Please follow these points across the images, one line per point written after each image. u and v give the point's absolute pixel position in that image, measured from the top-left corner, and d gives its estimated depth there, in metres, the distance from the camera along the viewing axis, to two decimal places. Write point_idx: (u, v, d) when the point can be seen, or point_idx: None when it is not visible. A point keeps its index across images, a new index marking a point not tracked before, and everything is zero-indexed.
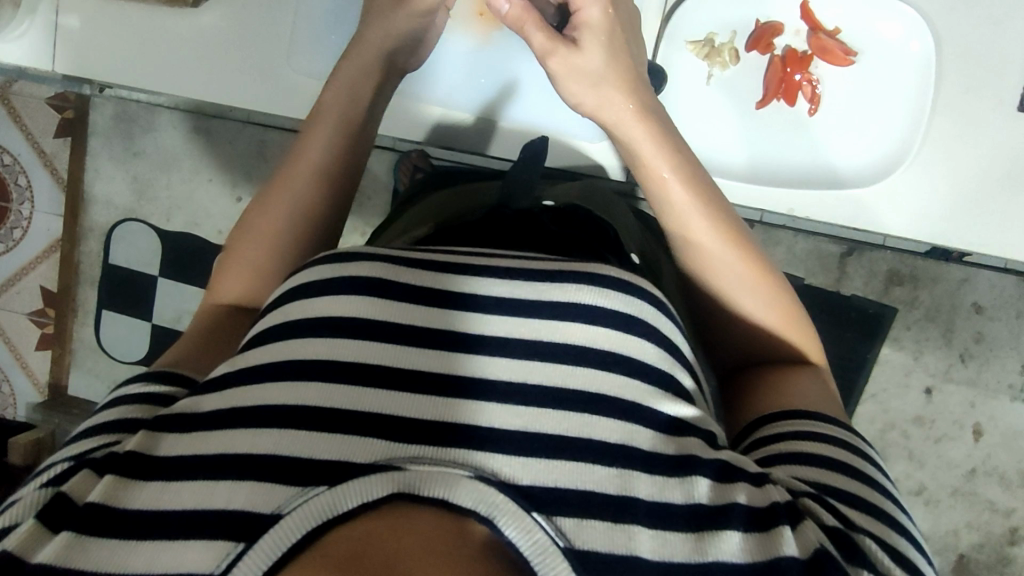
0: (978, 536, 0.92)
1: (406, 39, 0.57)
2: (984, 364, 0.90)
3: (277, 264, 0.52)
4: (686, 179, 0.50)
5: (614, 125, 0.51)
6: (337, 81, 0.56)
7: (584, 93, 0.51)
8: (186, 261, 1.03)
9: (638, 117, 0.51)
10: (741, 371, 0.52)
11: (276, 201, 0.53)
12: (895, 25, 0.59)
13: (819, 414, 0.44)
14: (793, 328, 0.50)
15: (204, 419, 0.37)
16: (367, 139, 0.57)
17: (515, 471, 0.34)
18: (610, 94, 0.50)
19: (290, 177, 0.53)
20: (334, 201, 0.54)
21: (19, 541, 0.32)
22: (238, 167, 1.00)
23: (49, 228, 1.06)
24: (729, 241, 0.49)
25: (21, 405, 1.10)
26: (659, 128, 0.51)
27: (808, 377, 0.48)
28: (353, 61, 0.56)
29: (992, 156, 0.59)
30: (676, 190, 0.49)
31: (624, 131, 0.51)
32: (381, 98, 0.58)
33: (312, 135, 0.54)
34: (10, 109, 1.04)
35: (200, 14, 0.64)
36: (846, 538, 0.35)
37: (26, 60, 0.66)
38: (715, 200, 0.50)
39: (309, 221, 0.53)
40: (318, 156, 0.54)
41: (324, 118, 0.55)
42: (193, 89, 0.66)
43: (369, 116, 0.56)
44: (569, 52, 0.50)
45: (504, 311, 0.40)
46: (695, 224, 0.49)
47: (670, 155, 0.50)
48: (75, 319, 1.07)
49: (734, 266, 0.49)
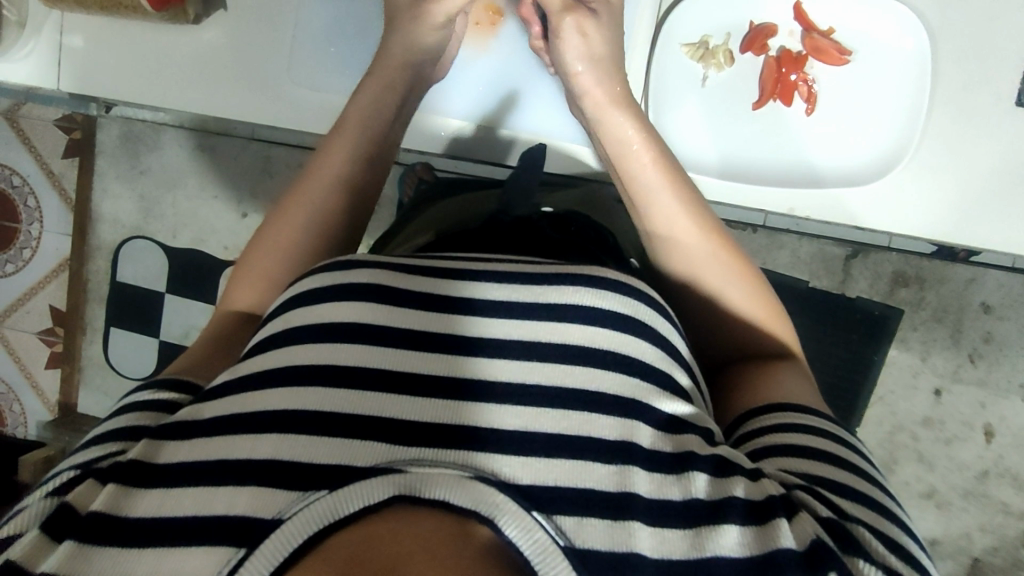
0: (991, 538, 0.91)
1: (424, 52, 0.57)
2: (994, 364, 0.89)
3: (287, 275, 0.52)
4: (664, 175, 0.52)
5: (603, 112, 0.54)
6: (357, 95, 0.57)
7: (584, 79, 0.55)
8: (193, 276, 1.04)
9: (622, 106, 0.54)
10: (725, 368, 0.51)
11: (291, 213, 0.54)
12: (892, 24, 0.59)
13: (808, 407, 0.44)
14: (776, 324, 0.51)
15: (207, 426, 0.37)
16: (388, 155, 0.57)
17: (514, 470, 0.34)
18: (604, 78, 0.54)
19: (307, 188, 0.54)
20: (348, 215, 0.55)
21: (23, 552, 0.32)
22: (244, 183, 1.01)
23: (58, 247, 1.07)
24: (711, 237, 0.51)
25: (32, 423, 1.11)
26: (635, 115, 0.54)
27: (795, 372, 0.48)
28: (374, 76, 0.57)
29: (989, 152, 0.59)
30: (656, 184, 0.52)
31: (609, 125, 0.54)
32: (404, 116, 0.59)
33: (332, 145, 0.55)
34: (18, 130, 1.05)
35: (201, 31, 0.65)
36: (841, 528, 0.35)
37: (31, 79, 0.67)
38: (693, 194, 0.53)
39: (322, 236, 0.54)
40: (336, 169, 0.54)
41: (346, 129, 0.55)
42: (197, 105, 0.67)
43: (390, 131, 0.57)
44: (585, 15, 0.54)
45: (501, 314, 0.40)
46: (677, 216, 0.51)
47: (652, 150, 0.53)
48: (84, 337, 1.08)
49: (719, 262, 0.51)
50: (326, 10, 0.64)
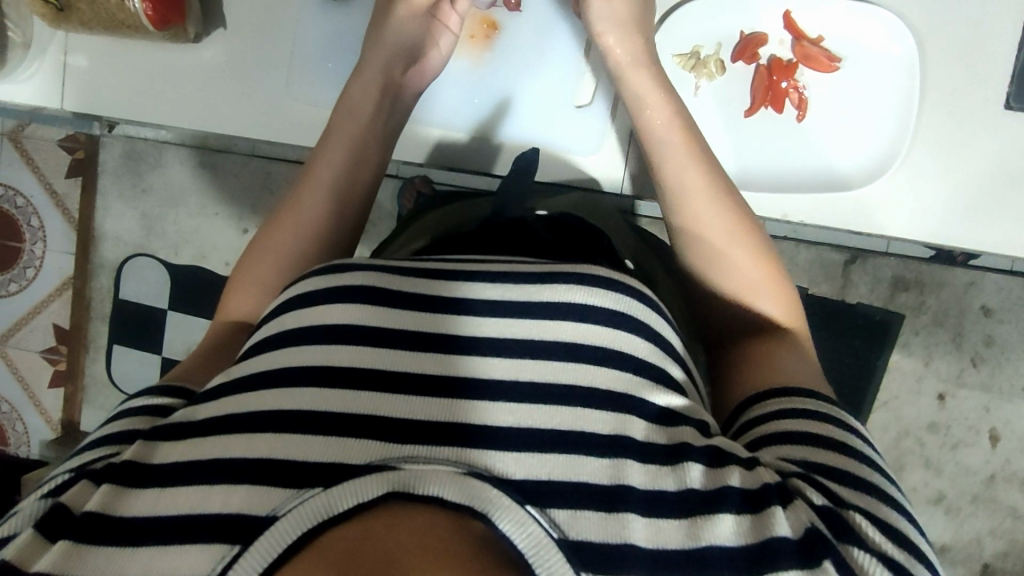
0: (1002, 543, 0.90)
1: (402, 50, 0.59)
2: (997, 368, 0.88)
3: (284, 278, 0.54)
4: (679, 133, 0.54)
5: (625, 68, 0.57)
6: (337, 112, 0.59)
7: (609, 34, 0.57)
8: (195, 292, 1.04)
9: (644, 67, 0.57)
10: (723, 355, 0.52)
11: (291, 216, 0.56)
12: (879, 32, 0.60)
13: (800, 389, 0.44)
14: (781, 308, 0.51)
15: (200, 427, 0.37)
16: (381, 165, 0.59)
17: (507, 465, 0.34)
18: (629, 33, 0.57)
19: (303, 190, 0.56)
20: (344, 215, 0.56)
21: (17, 551, 0.32)
22: (244, 199, 1.02)
23: (61, 266, 1.08)
24: (722, 197, 0.52)
25: (35, 442, 1.11)
26: (654, 75, 0.56)
27: (800, 354, 0.48)
28: (355, 93, 0.58)
29: (978, 153, 0.59)
30: (671, 139, 0.54)
31: (632, 85, 0.57)
32: (392, 132, 0.60)
33: (327, 144, 0.57)
34: (22, 152, 1.07)
35: (201, 48, 0.66)
36: (836, 517, 0.35)
37: (35, 99, 0.68)
38: (705, 153, 0.54)
39: (317, 236, 0.55)
40: (327, 177, 0.56)
41: (337, 128, 0.58)
42: (198, 122, 0.68)
43: (382, 128, 0.59)
44: None
45: (494, 313, 0.40)
46: (688, 173, 0.53)
47: (669, 107, 0.55)
48: (87, 355, 1.09)
49: (726, 226, 0.52)
50: (322, 25, 0.66)
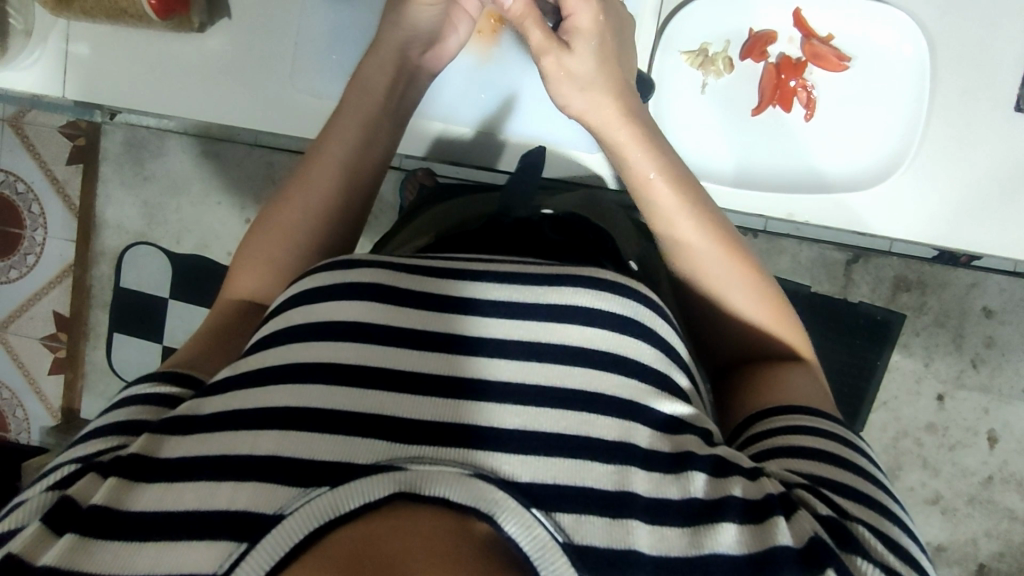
0: (997, 544, 0.91)
1: (416, 36, 0.58)
2: (997, 369, 0.88)
3: (293, 265, 0.54)
4: (668, 181, 0.52)
5: (603, 123, 0.54)
6: (348, 91, 0.58)
7: (573, 96, 0.54)
8: (196, 282, 1.04)
9: (622, 117, 0.53)
10: (728, 368, 0.53)
11: (295, 199, 0.55)
12: (890, 30, 0.59)
13: (802, 406, 0.44)
14: (780, 322, 0.51)
15: (207, 421, 0.37)
16: (389, 144, 0.59)
17: (514, 468, 0.34)
18: (597, 96, 0.53)
19: (311, 172, 0.56)
20: (350, 196, 0.56)
21: (23, 544, 0.32)
22: (246, 188, 1.02)
23: (61, 254, 1.08)
24: (714, 238, 0.52)
25: (35, 429, 1.11)
26: (644, 130, 0.53)
27: (800, 368, 0.49)
28: (370, 68, 0.58)
29: (991, 155, 0.59)
30: (663, 191, 0.52)
31: (611, 133, 0.54)
32: (398, 115, 0.60)
33: (335, 128, 0.57)
34: (23, 138, 1.06)
35: (206, 38, 0.66)
36: (839, 527, 0.35)
37: (37, 87, 0.68)
38: (698, 198, 0.53)
39: (324, 222, 0.55)
40: (336, 156, 0.56)
41: (347, 110, 0.57)
42: (201, 112, 0.67)
43: (392, 112, 0.59)
44: (563, 53, 0.52)
45: (501, 315, 0.40)
46: (683, 224, 0.52)
47: (655, 158, 0.52)
48: (87, 342, 1.09)
49: (721, 261, 0.52)
50: (328, 17, 0.65)
